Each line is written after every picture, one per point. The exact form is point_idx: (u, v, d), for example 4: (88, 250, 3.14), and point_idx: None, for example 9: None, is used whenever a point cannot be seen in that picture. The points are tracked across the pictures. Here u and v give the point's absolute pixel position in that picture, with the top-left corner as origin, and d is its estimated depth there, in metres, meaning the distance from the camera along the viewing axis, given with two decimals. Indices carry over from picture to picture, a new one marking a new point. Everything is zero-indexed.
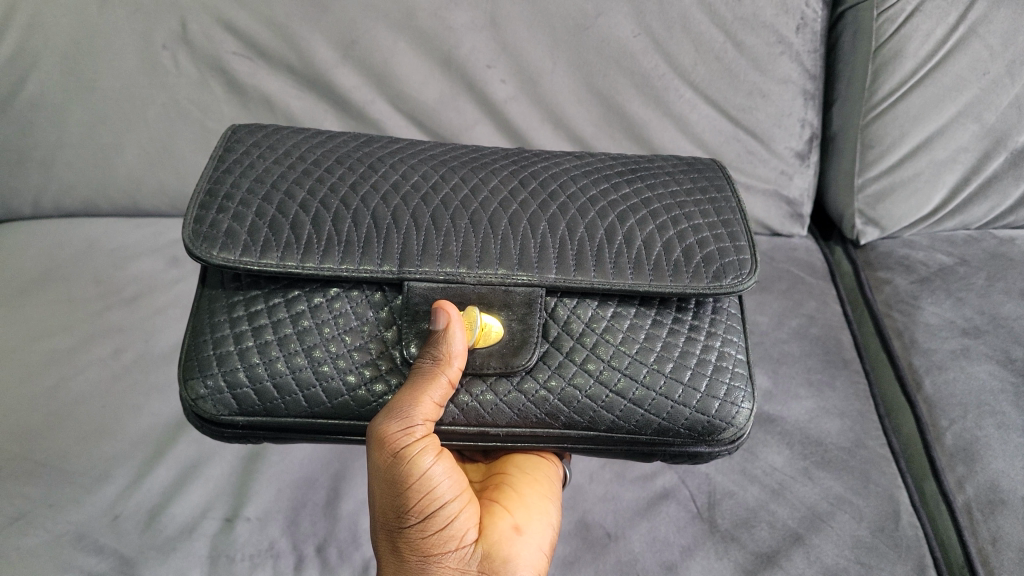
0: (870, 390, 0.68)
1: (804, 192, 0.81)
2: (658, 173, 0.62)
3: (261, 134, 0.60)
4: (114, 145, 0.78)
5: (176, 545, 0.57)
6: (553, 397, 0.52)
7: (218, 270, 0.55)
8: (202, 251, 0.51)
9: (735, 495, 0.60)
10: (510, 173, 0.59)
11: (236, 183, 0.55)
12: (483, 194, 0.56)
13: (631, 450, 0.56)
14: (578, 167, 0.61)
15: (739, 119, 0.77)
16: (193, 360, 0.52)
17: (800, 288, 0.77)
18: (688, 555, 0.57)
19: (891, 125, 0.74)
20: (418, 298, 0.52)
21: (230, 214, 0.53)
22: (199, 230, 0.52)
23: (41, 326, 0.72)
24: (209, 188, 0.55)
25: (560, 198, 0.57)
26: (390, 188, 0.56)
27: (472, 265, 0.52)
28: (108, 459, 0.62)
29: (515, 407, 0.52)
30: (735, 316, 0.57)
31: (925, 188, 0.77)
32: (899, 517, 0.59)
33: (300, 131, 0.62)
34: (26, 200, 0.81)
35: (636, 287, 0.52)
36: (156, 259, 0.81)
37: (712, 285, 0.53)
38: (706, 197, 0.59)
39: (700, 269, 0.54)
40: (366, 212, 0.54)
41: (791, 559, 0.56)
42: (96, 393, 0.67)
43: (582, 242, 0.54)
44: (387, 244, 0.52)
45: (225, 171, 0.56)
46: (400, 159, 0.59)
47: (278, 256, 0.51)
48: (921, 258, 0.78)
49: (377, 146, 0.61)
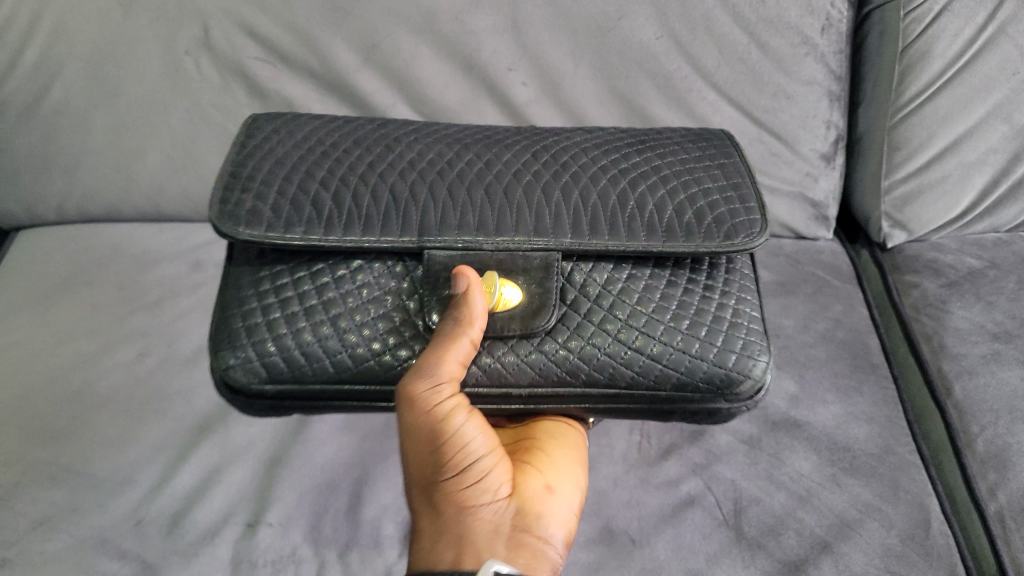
0: (899, 396, 0.67)
1: (830, 194, 0.79)
2: (668, 143, 0.62)
3: (281, 120, 0.60)
4: (138, 151, 0.79)
5: (198, 549, 0.57)
6: (575, 355, 0.52)
7: (243, 249, 0.55)
8: (228, 227, 0.51)
9: (762, 502, 0.59)
10: (523, 147, 0.59)
11: (258, 164, 0.55)
12: (496, 166, 0.56)
13: (650, 412, 0.55)
14: (588, 140, 0.61)
15: (764, 122, 0.76)
16: (222, 334, 0.51)
17: (826, 292, 0.76)
18: (714, 562, 0.56)
19: (919, 126, 0.73)
20: (437, 265, 0.51)
21: (252, 193, 0.53)
22: (224, 209, 0.52)
23: (65, 331, 0.73)
24: (232, 171, 0.55)
25: (572, 168, 0.57)
26: (406, 162, 0.56)
27: (489, 232, 0.52)
28: (131, 464, 0.63)
29: (534, 360, 0.52)
30: (748, 275, 0.56)
31: (954, 189, 0.76)
32: (930, 525, 0.58)
33: (317, 117, 0.62)
34: (50, 207, 0.82)
35: (652, 247, 0.52)
36: (179, 265, 0.81)
37: (726, 243, 0.52)
38: (717, 163, 0.59)
39: (714, 229, 0.53)
40: (384, 186, 0.54)
41: (819, 567, 0.56)
42: (119, 400, 0.68)
43: (596, 209, 0.53)
44: (405, 214, 0.52)
45: (246, 155, 0.56)
46: (415, 137, 0.59)
47: (301, 228, 0.51)
48: (951, 261, 0.76)
49: (393, 126, 0.61)
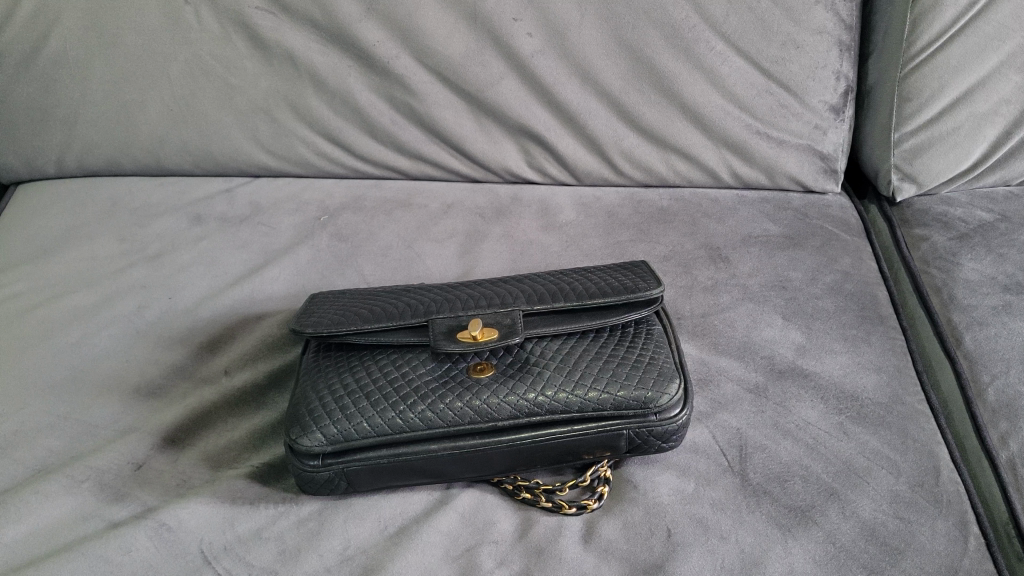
0: (908, 346, 0.66)
1: (839, 147, 0.78)
2: (625, 265, 0.65)
3: (327, 297, 0.65)
4: (137, 103, 0.80)
5: (196, 491, 0.56)
6: (593, 350, 0.57)
7: (313, 347, 0.62)
8: (309, 346, 0.62)
9: (767, 450, 0.58)
10: (515, 279, 0.65)
11: (313, 312, 0.62)
12: (487, 291, 0.62)
13: (605, 454, 0.57)
14: (568, 271, 0.66)
15: (773, 73, 0.74)
16: (279, 465, 0.58)
17: (834, 245, 0.75)
18: (719, 509, 0.54)
19: (930, 76, 0.72)
20: (419, 365, 0.57)
21: (310, 353, 0.61)
22: (303, 310, 0.63)
23: (66, 283, 0.74)
24: (305, 307, 0.64)
25: (545, 286, 0.62)
26: (415, 297, 0.63)
27: (446, 340, 0.57)
28: (129, 411, 0.62)
29: (559, 365, 0.56)
30: (673, 366, 0.57)
31: (965, 142, 0.75)
32: (939, 473, 0.57)
33: (358, 290, 0.67)
34: (51, 158, 0.84)
35: (578, 366, 0.56)
36: (179, 218, 0.82)
37: (627, 295, 0.59)
38: (648, 272, 0.63)
39: (620, 288, 0.61)
40: (394, 308, 0.60)
41: (826, 514, 0.54)
42: (119, 349, 0.67)
43: (548, 314, 0.59)
44: (399, 323, 0.59)
45: (315, 299, 0.65)
46: (425, 293, 0.64)
47: (328, 345, 0.61)
48: (961, 214, 0.76)
49: (419, 290, 0.65)
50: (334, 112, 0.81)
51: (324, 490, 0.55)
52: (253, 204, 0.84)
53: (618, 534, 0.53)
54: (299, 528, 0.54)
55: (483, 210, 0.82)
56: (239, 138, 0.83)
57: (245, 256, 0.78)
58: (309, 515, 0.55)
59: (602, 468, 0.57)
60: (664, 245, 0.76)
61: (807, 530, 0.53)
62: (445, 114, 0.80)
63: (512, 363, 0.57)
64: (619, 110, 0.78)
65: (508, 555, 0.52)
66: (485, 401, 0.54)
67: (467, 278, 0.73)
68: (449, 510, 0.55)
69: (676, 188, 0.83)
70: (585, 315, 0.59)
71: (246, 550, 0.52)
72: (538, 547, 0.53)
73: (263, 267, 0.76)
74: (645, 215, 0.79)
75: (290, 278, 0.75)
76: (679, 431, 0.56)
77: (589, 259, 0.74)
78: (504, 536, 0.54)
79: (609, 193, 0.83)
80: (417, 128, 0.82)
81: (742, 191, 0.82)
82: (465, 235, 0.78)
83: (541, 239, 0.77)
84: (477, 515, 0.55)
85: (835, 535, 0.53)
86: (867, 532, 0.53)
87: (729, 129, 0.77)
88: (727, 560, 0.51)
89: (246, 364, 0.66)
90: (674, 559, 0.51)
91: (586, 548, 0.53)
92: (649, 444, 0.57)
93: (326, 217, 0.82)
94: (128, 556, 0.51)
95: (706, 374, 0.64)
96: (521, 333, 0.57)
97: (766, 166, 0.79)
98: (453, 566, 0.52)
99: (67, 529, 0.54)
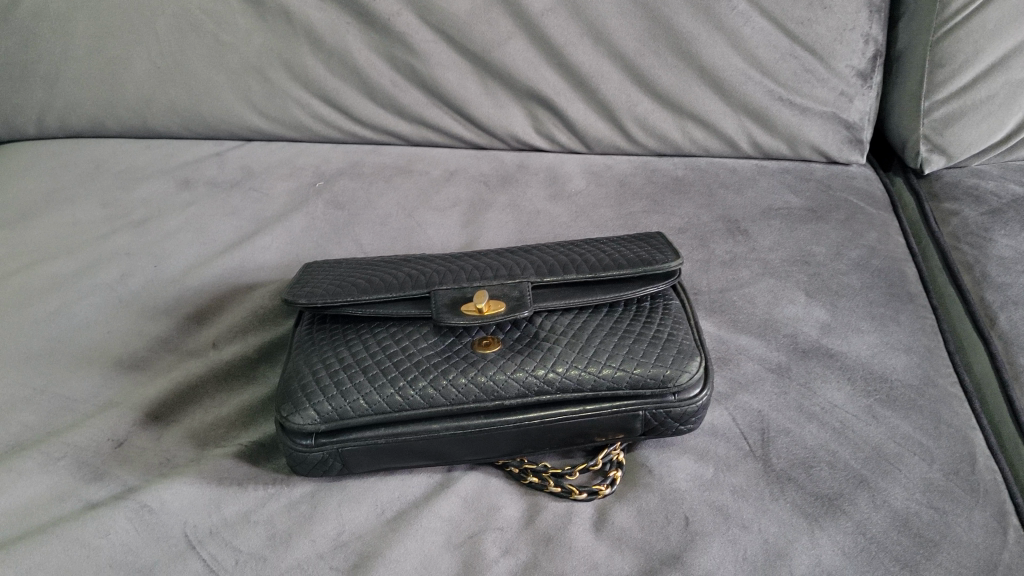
0: (939, 326, 0.62)
1: (865, 115, 0.74)
2: (640, 236, 0.61)
3: (324, 266, 0.61)
4: (121, 59, 0.77)
5: (180, 471, 0.52)
6: (607, 325, 0.53)
7: (308, 319, 0.58)
8: (303, 318, 0.58)
9: (792, 433, 0.54)
10: (524, 250, 0.61)
11: (307, 282, 0.58)
12: (493, 262, 0.58)
13: (619, 437, 0.53)
14: (579, 241, 0.62)
15: (798, 35, 0.70)
16: (270, 444, 0.54)
17: (859, 219, 0.71)
18: (740, 496, 0.50)
19: (965, 41, 0.68)
20: (421, 339, 0.53)
21: (305, 325, 0.57)
22: (297, 279, 0.59)
23: (46, 249, 0.70)
24: (300, 276, 0.60)
25: (555, 257, 0.58)
26: (417, 267, 0.59)
27: (450, 313, 0.53)
28: (109, 384, 0.58)
29: (572, 340, 0.52)
30: (693, 343, 0.53)
31: (1000, 111, 0.71)
32: (977, 460, 0.52)
33: (356, 259, 0.63)
34: (31, 117, 0.82)
35: (593, 341, 0.52)
36: (166, 182, 0.79)
37: (644, 267, 0.55)
38: (666, 243, 0.59)
39: (636, 259, 0.56)
40: (394, 279, 0.56)
41: (856, 503, 0.49)
42: (100, 319, 0.63)
43: (560, 286, 0.55)
44: (400, 294, 0.55)
45: (310, 268, 0.61)
46: (428, 262, 0.60)
47: (323, 318, 0.57)
48: (993, 188, 0.72)
49: (421, 258, 0.61)
50: (331, 72, 0.77)
51: (317, 472, 0.51)
52: (244, 168, 0.80)
53: (632, 523, 0.49)
54: (291, 511, 0.50)
55: (488, 178, 0.78)
56: (230, 99, 0.79)
57: (235, 223, 0.73)
58: (301, 497, 0.51)
59: (614, 454, 0.53)
60: (680, 217, 0.72)
61: (835, 520, 0.48)
62: (449, 75, 0.76)
63: (520, 338, 0.53)
64: (633, 72, 0.74)
65: (514, 543, 0.48)
66: (491, 377, 0.50)
67: (470, 248, 0.68)
68: (451, 495, 0.51)
69: (691, 157, 0.79)
70: (599, 288, 0.55)
71: (232, 535, 0.48)
72: (546, 535, 0.49)
73: (255, 234, 0.72)
74: (659, 185, 0.75)
75: (283, 247, 0.70)
76: (699, 412, 0.52)
77: (600, 230, 0.70)
78: (510, 523, 0.50)
79: (621, 162, 0.79)
80: (418, 91, 0.77)
81: (762, 161, 0.78)
82: (468, 204, 0.74)
83: (549, 209, 0.73)
84: (482, 500, 0.51)
85: (865, 525, 0.48)
86: (898, 522, 0.48)
87: (750, 95, 0.73)
88: (750, 551, 0.47)
89: (235, 336, 0.62)
90: (692, 549, 0.47)
91: (598, 536, 0.49)
92: (667, 427, 0.53)
93: (322, 183, 0.78)
94: (106, 539, 0.47)
95: (725, 352, 0.60)
96: (531, 306, 0.53)
97: (787, 135, 0.75)
98: (455, 553, 0.48)
99: (40, 511, 0.49)
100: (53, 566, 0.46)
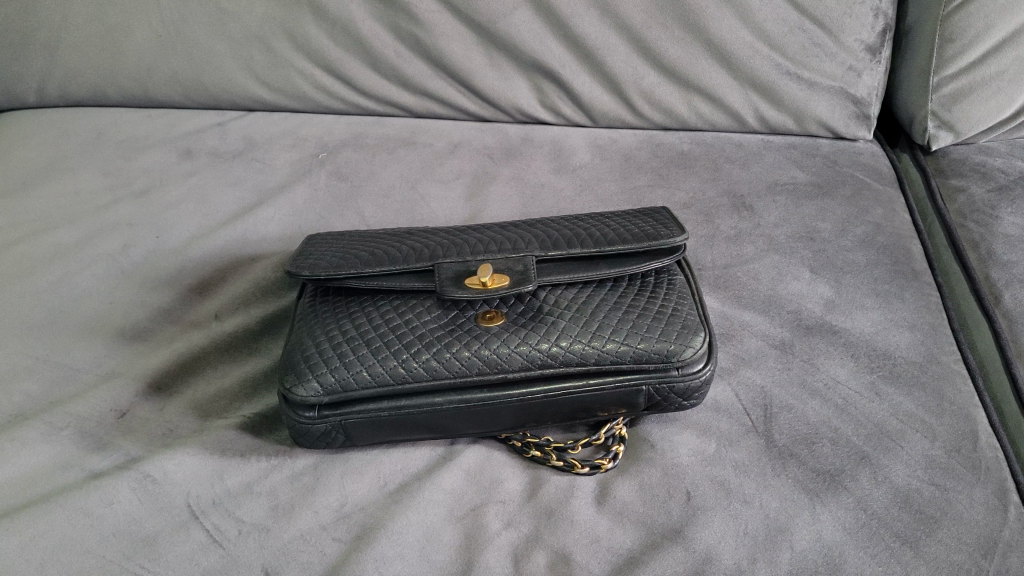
0: (944, 305, 0.61)
1: (873, 91, 0.74)
2: (643, 211, 0.61)
3: (326, 239, 0.61)
4: (123, 27, 0.77)
5: (183, 441, 0.52)
6: (611, 299, 0.53)
7: (310, 293, 0.58)
8: (306, 290, 0.58)
9: (794, 410, 0.54)
10: (528, 223, 0.60)
11: (310, 254, 0.58)
12: (496, 235, 0.58)
13: (622, 411, 0.53)
14: (582, 215, 0.61)
15: (807, 8, 0.69)
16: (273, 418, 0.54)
17: (865, 196, 0.71)
18: (742, 471, 0.50)
19: (976, 15, 0.68)
20: (425, 312, 0.53)
21: (307, 296, 0.57)
22: (300, 251, 0.59)
23: (46, 219, 0.70)
24: (302, 250, 0.59)
25: (559, 231, 0.58)
26: (420, 239, 0.59)
27: (454, 285, 0.53)
28: (111, 354, 0.58)
29: (576, 315, 0.52)
30: (697, 318, 0.53)
31: (1010, 87, 0.70)
32: (978, 438, 0.52)
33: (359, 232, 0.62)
34: (31, 85, 0.81)
35: (598, 315, 0.52)
36: (167, 152, 0.78)
37: (649, 242, 0.55)
38: (670, 217, 0.59)
39: (642, 234, 0.56)
40: (397, 251, 0.56)
41: (857, 479, 0.49)
42: (101, 289, 0.63)
43: (564, 261, 0.55)
44: (401, 267, 0.54)
45: (314, 241, 0.60)
46: (430, 235, 0.60)
47: (324, 291, 0.57)
48: (1000, 165, 0.72)
49: (423, 232, 0.61)
50: (335, 41, 0.76)
51: (320, 444, 0.51)
52: (246, 139, 0.80)
53: (634, 497, 0.49)
54: (294, 482, 0.50)
55: (492, 150, 0.77)
56: (232, 67, 0.78)
57: (237, 194, 0.73)
58: (304, 469, 0.51)
59: (616, 430, 0.53)
60: (684, 192, 0.71)
61: (836, 496, 0.48)
62: (453, 46, 0.75)
63: (524, 312, 0.53)
64: (639, 44, 0.73)
65: (516, 516, 0.48)
66: (494, 350, 0.50)
67: (473, 221, 0.68)
68: (453, 467, 0.51)
69: (697, 131, 0.79)
70: (603, 263, 0.55)
71: (235, 505, 0.48)
72: (548, 508, 0.49)
73: (257, 205, 0.71)
74: (664, 159, 0.75)
75: (285, 218, 0.70)
76: (702, 388, 0.52)
77: (604, 204, 0.69)
78: (512, 496, 0.50)
79: (626, 135, 0.78)
80: (422, 62, 0.77)
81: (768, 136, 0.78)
82: (472, 177, 0.74)
83: (553, 183, 0.73)
84: (484, 473, 0.51)
85: (866, 502, 0.48)
86: (900, 499, 0.48)
87: (757, 69, 0.72)
88: (751, 526, 0.47)
89: (238, 308, 0.62)
90: (693, 523, 0.47)
91: (600, 510, 0.49)
92: (669, 404, 0.53)
93: (325, 154, 0.77)
94: (108, 509, 0.47)
95: (729, 329, 0.60)
96: (535, 281, 0.53)
97: (794, 109, 0.75)
98: (456, 526, 0.48)
99: (42, 480, 0.50)
100: (56, 534, 0.46)
